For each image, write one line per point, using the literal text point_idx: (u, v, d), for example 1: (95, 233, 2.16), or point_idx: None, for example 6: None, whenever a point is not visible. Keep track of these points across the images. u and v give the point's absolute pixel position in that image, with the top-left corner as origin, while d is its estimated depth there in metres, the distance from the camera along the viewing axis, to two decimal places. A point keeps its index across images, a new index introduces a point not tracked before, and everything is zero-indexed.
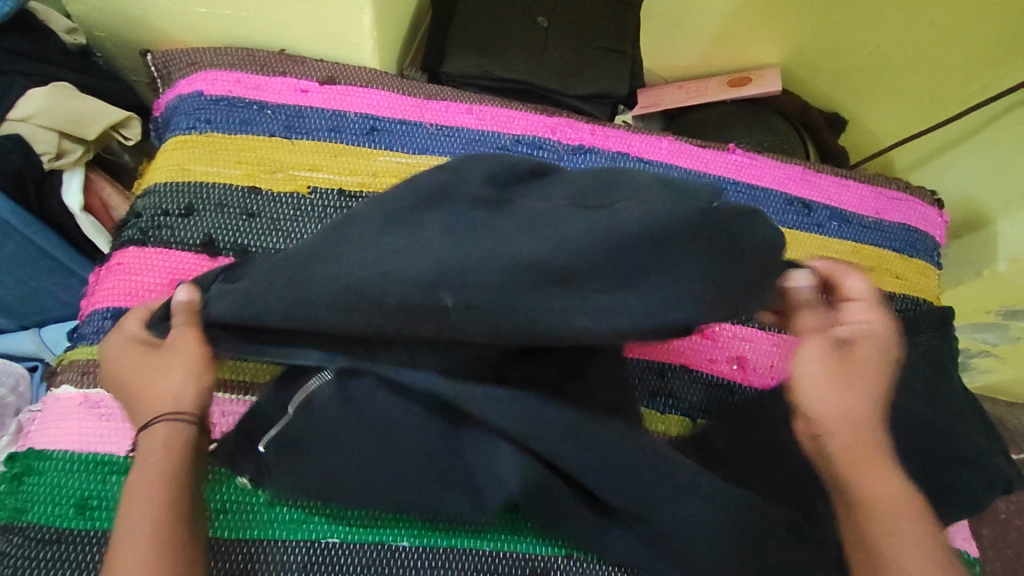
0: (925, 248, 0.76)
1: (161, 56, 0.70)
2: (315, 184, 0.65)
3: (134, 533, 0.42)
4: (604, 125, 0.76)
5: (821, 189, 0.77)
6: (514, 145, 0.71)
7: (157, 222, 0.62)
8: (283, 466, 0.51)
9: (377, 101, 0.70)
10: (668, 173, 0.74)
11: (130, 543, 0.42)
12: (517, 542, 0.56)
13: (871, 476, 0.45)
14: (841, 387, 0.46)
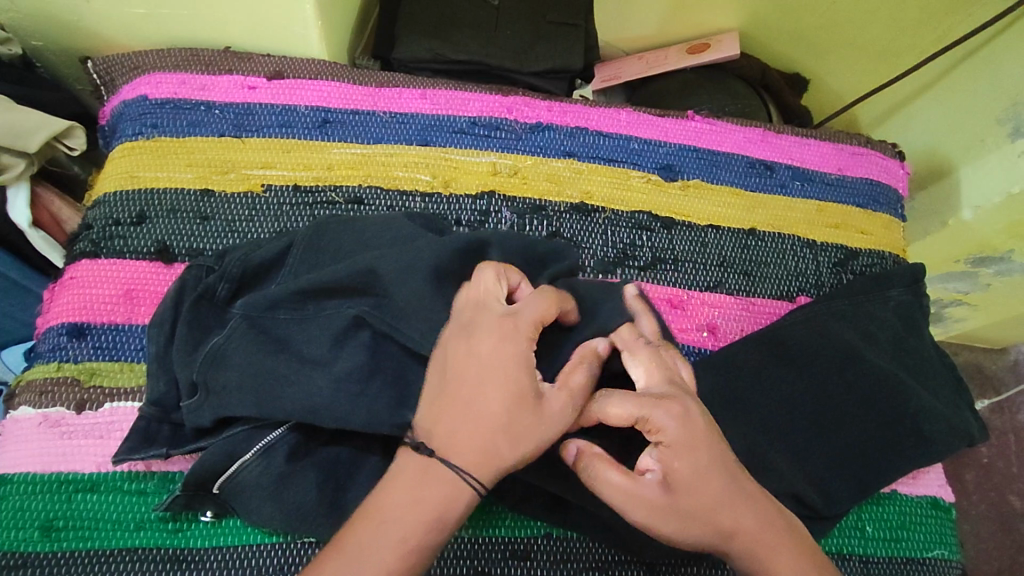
0: (888, 202, 0.77)
1: (102, 62, 0.67)
2: (269, 181, 0.64)
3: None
4: (562, 101, 0.75)
5: (782, 150, 0.76)
6: (471, 128, 0.70)
7: (109, 233, 0.60)
8: (255, 472, 0.50)
9: (327, 93, 0.68)
10: (629, 145, 0.73)
11: None
12: (498, 525, 0.56)
13: (778, 559, 0.45)
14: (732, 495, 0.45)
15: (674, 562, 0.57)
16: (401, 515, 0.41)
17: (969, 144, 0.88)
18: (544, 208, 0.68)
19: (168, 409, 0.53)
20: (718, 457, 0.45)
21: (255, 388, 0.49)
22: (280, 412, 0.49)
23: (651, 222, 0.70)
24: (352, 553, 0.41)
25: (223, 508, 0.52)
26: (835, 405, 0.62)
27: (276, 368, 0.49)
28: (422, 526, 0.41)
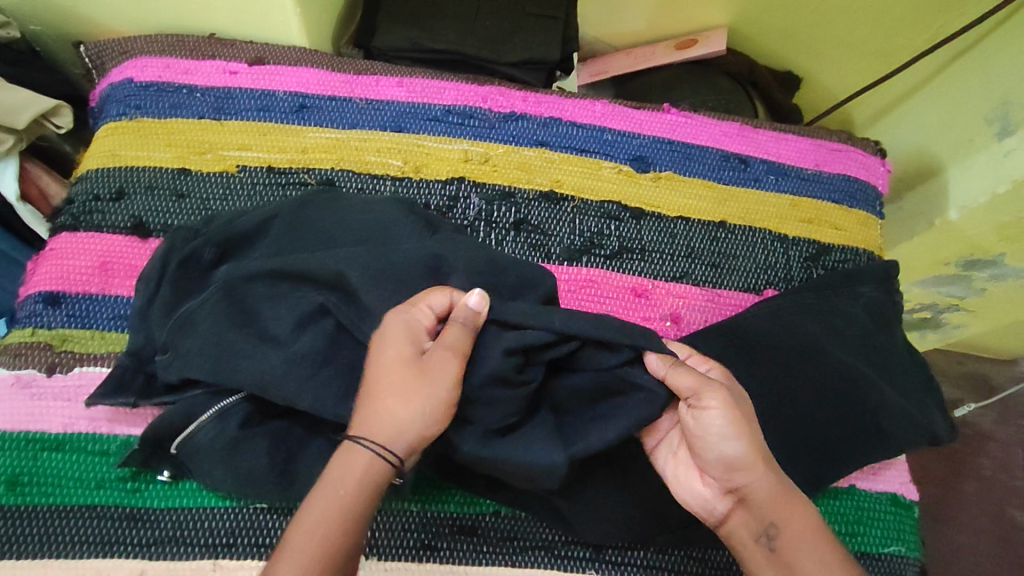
0: (866, 199, 0.76)
1: (93, 46, 0.71)
2: (244, 163, 0.66)
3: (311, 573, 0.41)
4: (537, 92, 0.76)
5: (758, 144, 0.76)
6: (445, 116, 0.71)
7: (89, 207, 0.63)
8: (209, 438, 0.52)
9: (305, 79, 0.70)
10: (602, 136, 0.74)
11: None
12: (447, 502, 0.58)
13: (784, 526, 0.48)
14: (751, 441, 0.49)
15: (622, 546, 0.59)
16: (330, 502, 0.43)
17: (957, 143, 0.86)
18: (513, 195, 0.69)
19: (143, 358, 0.56)
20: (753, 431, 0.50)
21: (210, 356, 0.51)
22: (233, 379, 0.51)
23: (620, 212, 0.71)
24: (295, 540, 0.42)
25: (178, 467, 0.54)
26: (792, 398, 0.62)
27: (235, 334, 0.52)
28: (346, 513, 0.43)
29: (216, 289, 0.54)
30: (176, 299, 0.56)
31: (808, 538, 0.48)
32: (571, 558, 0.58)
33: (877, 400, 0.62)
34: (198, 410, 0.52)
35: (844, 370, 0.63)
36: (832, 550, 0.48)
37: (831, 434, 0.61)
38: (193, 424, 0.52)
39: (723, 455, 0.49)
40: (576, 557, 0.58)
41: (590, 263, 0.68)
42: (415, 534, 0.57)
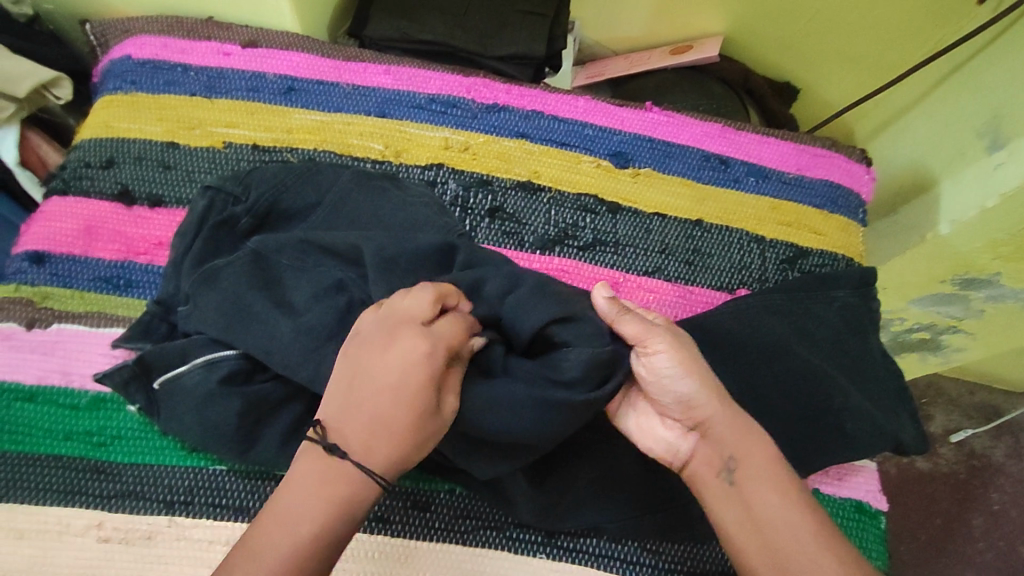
0: (848, 205, 0.75)
1: (99, 25, 0.75)
2: (230, 139, 0.69)
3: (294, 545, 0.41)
4: (522, 86, 0.77)
5: (740, 146, 0.76)
6: (428, 104, 0.73)
7: (80, 174, 0.66)
8: (182, 389, 0.53)
9: (296, 63, 0.73)
10: (583, 131, 0.74)
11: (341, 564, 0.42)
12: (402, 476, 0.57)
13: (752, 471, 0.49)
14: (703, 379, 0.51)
15: (575, 531, 0.57)
16: (323, 498, 0.42)
17: (952, 156, 0.85)
18: (490, 183, 0.70)
19: (170, 309, 0.58)
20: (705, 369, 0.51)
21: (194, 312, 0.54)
22: (207, 333, 0.53)
23: (596, 205, 0.71)
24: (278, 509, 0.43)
25: (150, 406, 0.55)
26: (756, 395, 0.62)
27: (203, 296, 0.54)
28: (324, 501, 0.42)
29: (242, 254, 0.56)
30: (205, 255, 0.58)
31: (764, 468, 0.49)
32: (523, 541, 0.56)
33: (843, 402, 0.62)
34: (169, 362, 0.54)
35: (811, 370, 0.62)
36: (796, 509, 0.47)
37: (792, 434, 0.61)
38: (182, 367, 0.53)
39: (677, 393, 0.51)
40: (527, 540, 0.56)
41: (563, 253, 0.68)
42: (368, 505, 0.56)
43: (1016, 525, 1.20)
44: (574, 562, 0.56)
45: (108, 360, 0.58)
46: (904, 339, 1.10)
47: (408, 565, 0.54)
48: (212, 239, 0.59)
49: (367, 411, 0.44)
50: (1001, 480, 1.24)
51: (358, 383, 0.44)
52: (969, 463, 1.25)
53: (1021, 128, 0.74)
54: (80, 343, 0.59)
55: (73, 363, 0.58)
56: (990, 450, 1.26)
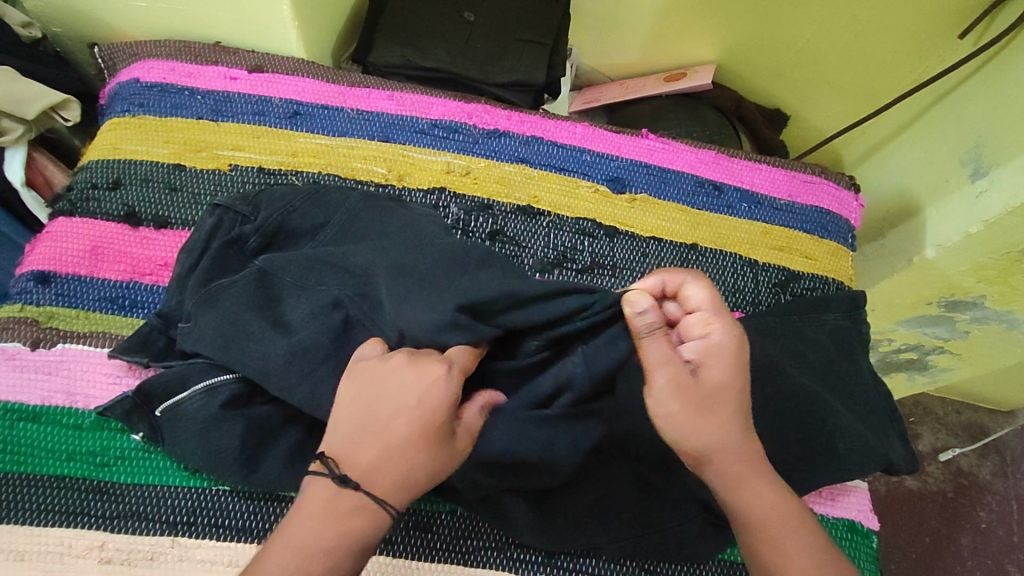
0: (838, 230, 0.78)
1: (107, 49, 0.76)
2: (236, 162, 0.70)
3: None
4: (521, 112, 0.79)
5: (732, 172, 0.79)
6: (430, 129, 0.75)
7: (87, 195, 0.67)
8: (187, 410, 0.54)
9: (302, 88, 0.75)
10: (581, 156, 0.76)
11: None
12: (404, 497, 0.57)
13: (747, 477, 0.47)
14: (724, 319, 0.48)
15: (574, 552, 0.57)
16: (334, 527, 0.43)
17: (936, 184, 0.88)
18: (491, 207, 0.72)
19: (171, 322, 0.59)
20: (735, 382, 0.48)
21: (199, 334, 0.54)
22: (214, 354, 0.54)
23: (594, 229, 0.73)
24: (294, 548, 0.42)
25: (154, 434, 0.55)
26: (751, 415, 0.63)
27: (210, 318, 0.55)
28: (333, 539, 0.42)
29: (251, 275, 0.57)
30: (214, 276, 0.59)
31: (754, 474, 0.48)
32: (523, 561, 0.57)
33: (835, 422, 0.63)
34: (175, 383, 0.54)
35: (804, 391, 0.64)
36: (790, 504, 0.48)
37: (786, 454, 0.62)
38: (185, 393, 0.54)
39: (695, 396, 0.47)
40: (528, 559, 0.57)
41: (562, 275, 0.70)
42: None
43: (1003, 542, 1.22)
44: None
45: (113, 380, 0.59)
46: (892, 358, 1.12)
47: None
48: (221, 257, 0.60)
49: (382, 442, 0.44)
50: (988, 498, 1.26)
51: (369, 419, 0.45)
52: (956, 481, 1.27)
53: (1000, 159, 0.76)
54: (84, 363, 0.59)
55: (77, 383, 0.59)
56: (977, 468, 1.29)
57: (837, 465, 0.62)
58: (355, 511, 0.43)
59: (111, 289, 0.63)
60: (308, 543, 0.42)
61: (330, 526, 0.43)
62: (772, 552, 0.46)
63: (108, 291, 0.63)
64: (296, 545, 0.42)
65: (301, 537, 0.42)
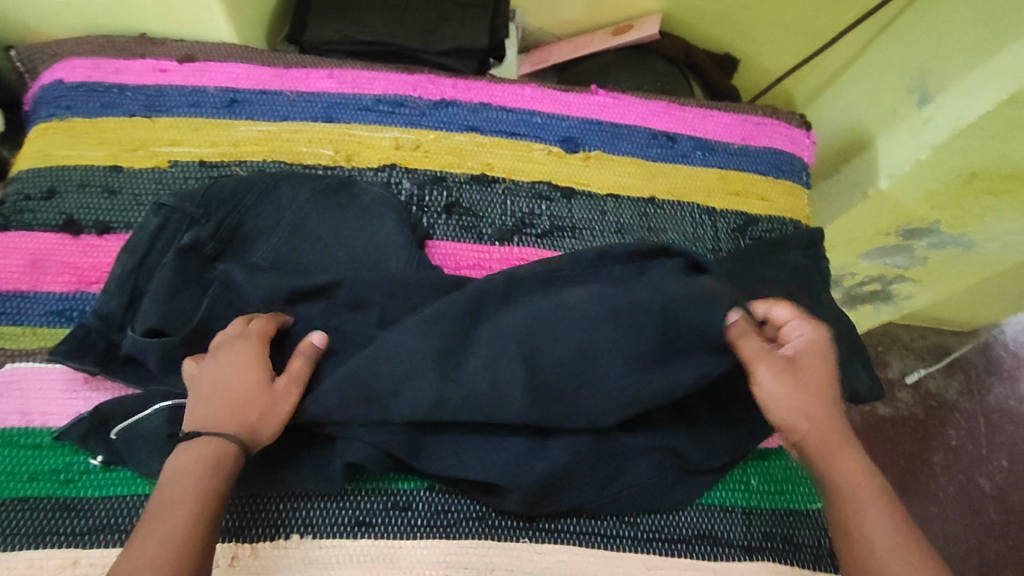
0: (792, 169, 0.78)
1: (24, 50, 0.72)
2: (175, 158, 0.67)
3: (158, 514, 0.45)
4: (467, 79, 0.78)
5: (684, 121, 0.78)
6: (375, 105, 0.73)
7: (21, 207, 0.64)
8: (155, 419, 0.54)
9: (237, 75, 0.72)
10: (531, 119, 0.75)
11: (149, 525, 0.45)
12: (382, 478, 0.57)
13: (862, 507, 0.48)
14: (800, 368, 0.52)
15: (555, 515, 0.58)
16: (196, 466, 0.48)
17: (884, 115, 0.89)
18: (444, 179, 0.70)
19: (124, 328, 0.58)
20: (819, 407, 0.51)
21: (173, 354, 0.56)
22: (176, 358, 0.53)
23: (551, 191, 0.72)
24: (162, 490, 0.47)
25: (113, 455, 0.55)
26: None
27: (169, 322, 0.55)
28: (195, 487, 0.47)
29: None
30: (168, 278, 0.58)
31: (867, 500, 0.48)
32: (504, 528, 0.57)
33: None
34: None
35: None
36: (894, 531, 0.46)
37: None
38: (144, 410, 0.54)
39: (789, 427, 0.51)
40: (509, 526, 0.57)
41: (522, 241, 0.69)
42: (346, 511, 0.55)
43: (972, 456, 1.28)
44: (556, 542, 0.57)
45: (69, 396, 0.57)
46: (857, 292, 1.15)
47: (393, 565, 0.54)
48: (181, 267, 0.59)
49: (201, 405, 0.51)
50: (956, 416, 1.32)
51: (208, 391, 0.52)
52: (926, 403, 1.32)
53: (944, 82, 0.77)
54: (37, 380, 0.58)
55: (32, 401, 0.57)
56: (945, 389, 1.34)
57: None
58: (207, 448, 0.49)
59: (57, 301, 0.61)
60: (170, 479, 0.47)
61: (192, 464, 0.48)
62: (874, 512, 0.47)
63: (55, 304, 0.61)
64: (163, 484, 0.47)
65: (168, 475, 0.48)
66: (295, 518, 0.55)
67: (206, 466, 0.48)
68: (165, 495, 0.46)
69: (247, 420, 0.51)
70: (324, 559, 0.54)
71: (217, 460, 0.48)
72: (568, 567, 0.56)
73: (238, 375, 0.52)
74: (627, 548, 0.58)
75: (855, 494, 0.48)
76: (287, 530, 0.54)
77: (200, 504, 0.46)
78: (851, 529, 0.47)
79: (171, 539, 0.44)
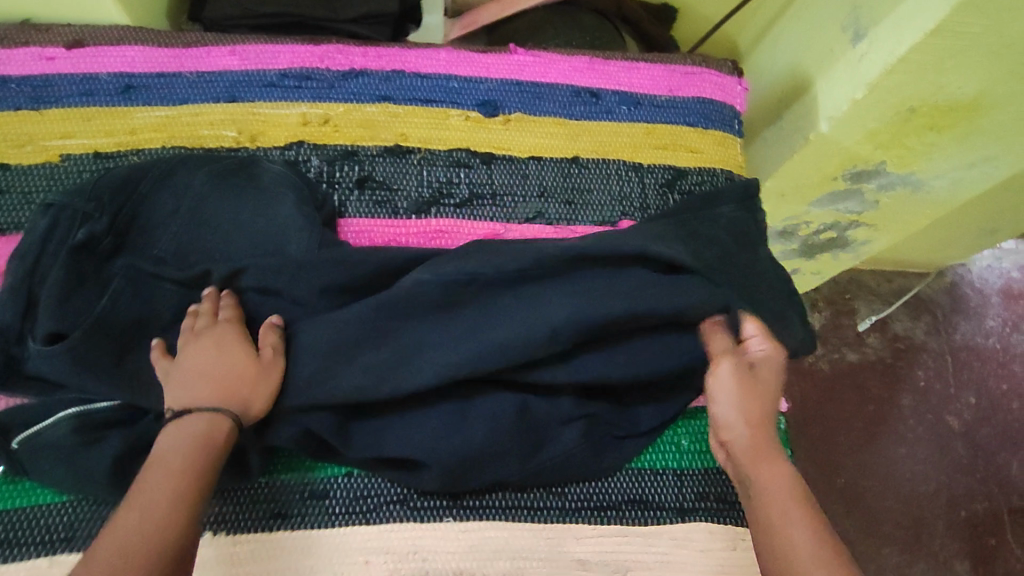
0: (723, 118, 0.75)
1: None
2: (68, 151, 0.64)
3: (147, 491, 0.44)
4: (378, 46, 0.74)
5: (609, 76, 0.75)
6: (280, 81, 0.69)
7: None
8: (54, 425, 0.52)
9: (131, 58, 0.68)
10: (447, 84, 0.72)
11: (137, 500, 0.43)
12: (298, 468, 0.57)
13: (787, 515, 0.47)
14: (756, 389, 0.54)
15: (478, 491, 0.57)
16: (184, 442, 0.47)
17: (822, 55, 0.85)
18: (355, 153, 0.68)
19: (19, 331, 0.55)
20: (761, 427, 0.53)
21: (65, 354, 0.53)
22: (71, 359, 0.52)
23: (470, 158, 0.69)
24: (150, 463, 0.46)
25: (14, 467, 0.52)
26: None
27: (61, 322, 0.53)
28: (182, 463, 0.46)
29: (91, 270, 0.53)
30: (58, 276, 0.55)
31: (787, 508, 0.47)
32: (428, 508, 0.57)
33: None
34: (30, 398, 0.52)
35: None
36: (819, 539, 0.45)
37: None
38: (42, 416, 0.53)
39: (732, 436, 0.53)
40: (432, 506, 0.57)
41: (440, 213, 0.67)
42: (261, 504, 0.55)
43: (940, 395, 1.29)
44: (483, 519, 0.57)
45: None
46: (814, 241, 1.13)
47: (311, 554, 0.54)
48: (74, 263, 0.56)
49: (186, 389, 0.50)
50: (924, 357, 1.32)
51: (186, 377, 0.51)
52: (894, 346, 1.32)
53: (876, 18, 0.74)
54: None
55: None
56: (912, 331, 1.34)
57: None
58: (194, 425, 0.48)
59: None
60: (156, 454, 0.46)
61: (178, 441, 0.47)
62: (801, 526, 0.46)
63: None
64: (150, 459, 0.46)
65: (156, 450, 0.47)
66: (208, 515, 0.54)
67: (192, 441, 0.47)
68: (154, 471, 0.45)
69: (242, 397, 0.50)
70: (241, 553, 0.54)
71: (206, 447, 0.47)
72: (497, 542, 0.57)
73: (216, 359, 0.52)
74: (555, 518, 0.58)
75: (784, 500, 0.48)
76: None
77: (187, 479, 0.45)
78: (775, 535, 0.46)
79: (157, 517, 0.42)
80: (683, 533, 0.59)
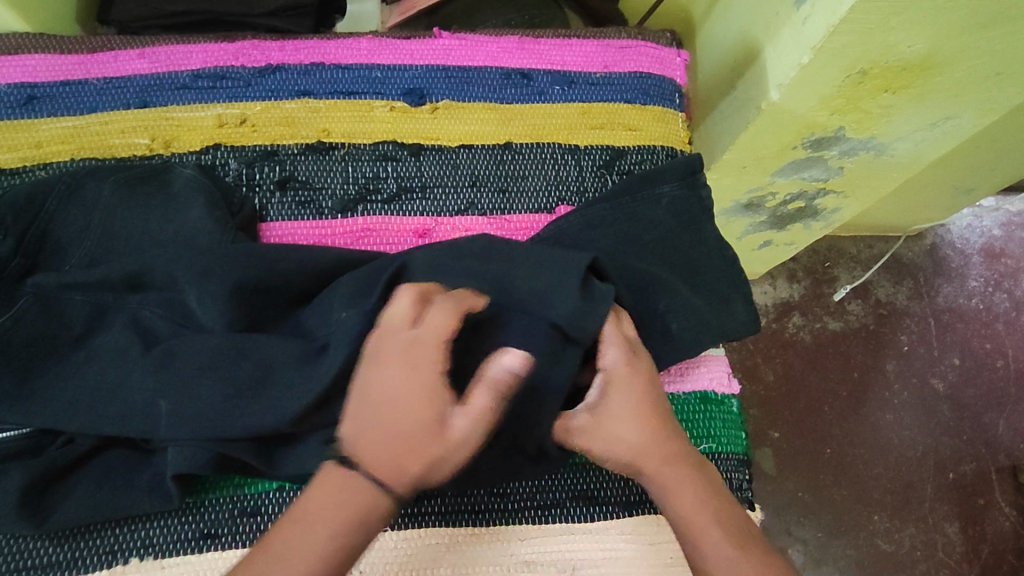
0: (661, 93, 0.72)
1: None
2: None
3: (286, 559, 0.42)
4: (297, 39, 0.71)
5: (540, 55, 0.72)
6: (193, 82, 0.66)
7: None
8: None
9: (32, 67, 0.65)
10: (369, 75, 0.69)
11: (276, 565, 0.42)
12: (224, 486, 0.55)
13: (706, 533, 0.48)
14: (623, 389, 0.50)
15: (415, 498, 0.55)
16: (340, 513, 0.43)
17: (770, 19, 0.81)
18: (275, 153, 0.65)
19: None
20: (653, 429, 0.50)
21: None
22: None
23: (396, 151, 0.66)
24: (297, 514, 0.44)
25: None
26: None
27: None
28: (331, 535, 0.43)
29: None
30: None
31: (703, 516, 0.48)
32: None
33: (670, 301, 0.60)
34: None
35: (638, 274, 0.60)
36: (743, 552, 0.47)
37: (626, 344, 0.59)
38: None
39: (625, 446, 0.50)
40: None
41: (366, 211, 0.64)
42: (189, 525, 0.54)
43: (924, 359, 1.26)
44: (422, 526, 0.55)
45: None
46: (782, 212, 1.10)
47: None
48: None
49: (387, 429, 0.45)
50: (908, 322, 1.29)
51: (383, 411, 0.45)
52: (876, 312, 1.29)
53: None
54: None
55: None
56: (894, 296, 1.31)
57: (679, 341, 0.60)
58: (359, 491, 0.44)
59: None
60: (311, 509, 0.44)
61: (352, 501, 0.44)
62: (712, 530, 0.48)
63: None
64: (297, 514, 0.44)
65: (307, 506, 0.44)
66: (134, 540, 0.53)
67: (350, 515, 0.43)
68: (292, 537, 0.43)
69: (402, 463, 0.44)
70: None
71: (360, 511, 0.44)
72: (437, 550, 0.55)
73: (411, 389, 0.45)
74: (498, 521, 0.56)
75: (696, 511, 0.48)
76: (125, 555, 0.52)
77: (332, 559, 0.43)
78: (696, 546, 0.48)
79: None
80: (630, 527, 0.57)
